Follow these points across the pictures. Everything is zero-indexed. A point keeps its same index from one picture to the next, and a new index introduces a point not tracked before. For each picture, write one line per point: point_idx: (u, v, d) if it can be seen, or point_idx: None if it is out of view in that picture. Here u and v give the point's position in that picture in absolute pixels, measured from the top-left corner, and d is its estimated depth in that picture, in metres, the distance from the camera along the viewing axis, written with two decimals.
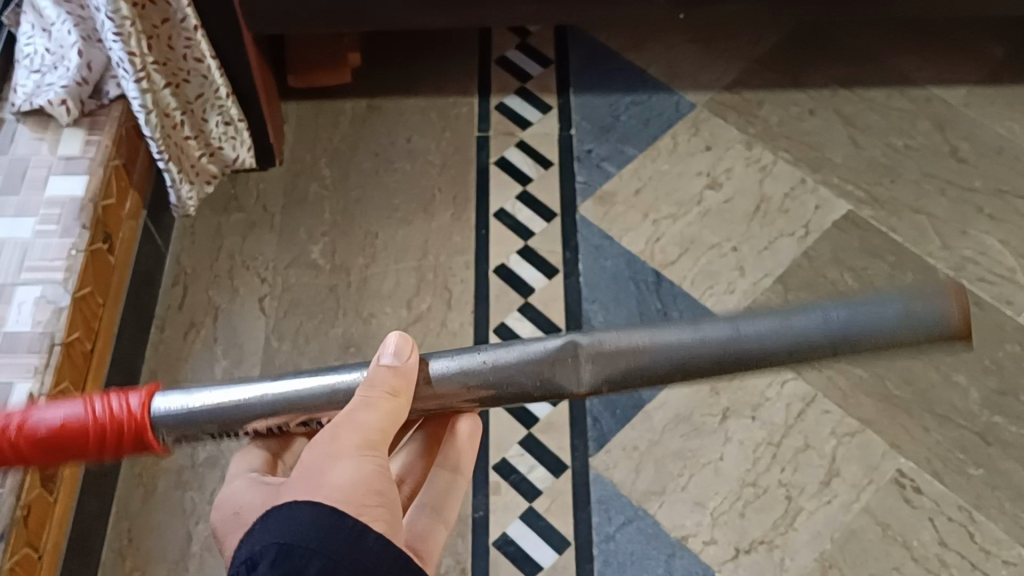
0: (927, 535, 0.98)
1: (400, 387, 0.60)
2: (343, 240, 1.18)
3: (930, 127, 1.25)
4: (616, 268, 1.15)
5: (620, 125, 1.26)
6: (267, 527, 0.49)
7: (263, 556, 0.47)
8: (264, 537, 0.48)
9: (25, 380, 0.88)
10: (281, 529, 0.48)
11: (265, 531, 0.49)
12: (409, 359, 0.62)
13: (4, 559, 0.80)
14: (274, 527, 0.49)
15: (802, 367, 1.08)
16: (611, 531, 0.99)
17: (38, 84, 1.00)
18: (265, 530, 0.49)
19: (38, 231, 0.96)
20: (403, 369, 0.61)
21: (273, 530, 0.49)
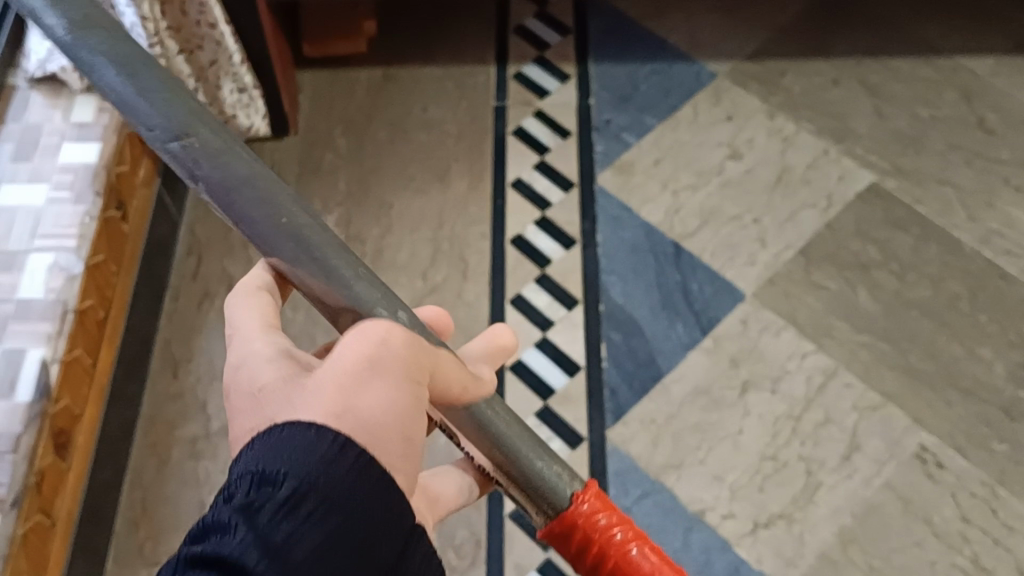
0: (948, 510, 0.96)
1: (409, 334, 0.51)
2: (358, 211, 1.16)
3: (957, 97, 1.22)
4: (635, 240, 1.13)
5: (640, 95, 1.24)
6: (247, 453, 0.42)
7: (231, 488, 0.40)
8: (285, 445, 0.41)
9: (37, 346, 0.87)
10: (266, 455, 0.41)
11: (301, 440, 0.42)
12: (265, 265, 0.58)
13: (18, 525, 0.80)
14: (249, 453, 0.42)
15: (823, 341, 1.06)
16: (628, 504, 0.97)
17: (51, 50, 0.99)
18: (242, 460, 0.42)
19: (52, 198, 0.96)
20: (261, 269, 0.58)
21: (312, 450, 0.41)
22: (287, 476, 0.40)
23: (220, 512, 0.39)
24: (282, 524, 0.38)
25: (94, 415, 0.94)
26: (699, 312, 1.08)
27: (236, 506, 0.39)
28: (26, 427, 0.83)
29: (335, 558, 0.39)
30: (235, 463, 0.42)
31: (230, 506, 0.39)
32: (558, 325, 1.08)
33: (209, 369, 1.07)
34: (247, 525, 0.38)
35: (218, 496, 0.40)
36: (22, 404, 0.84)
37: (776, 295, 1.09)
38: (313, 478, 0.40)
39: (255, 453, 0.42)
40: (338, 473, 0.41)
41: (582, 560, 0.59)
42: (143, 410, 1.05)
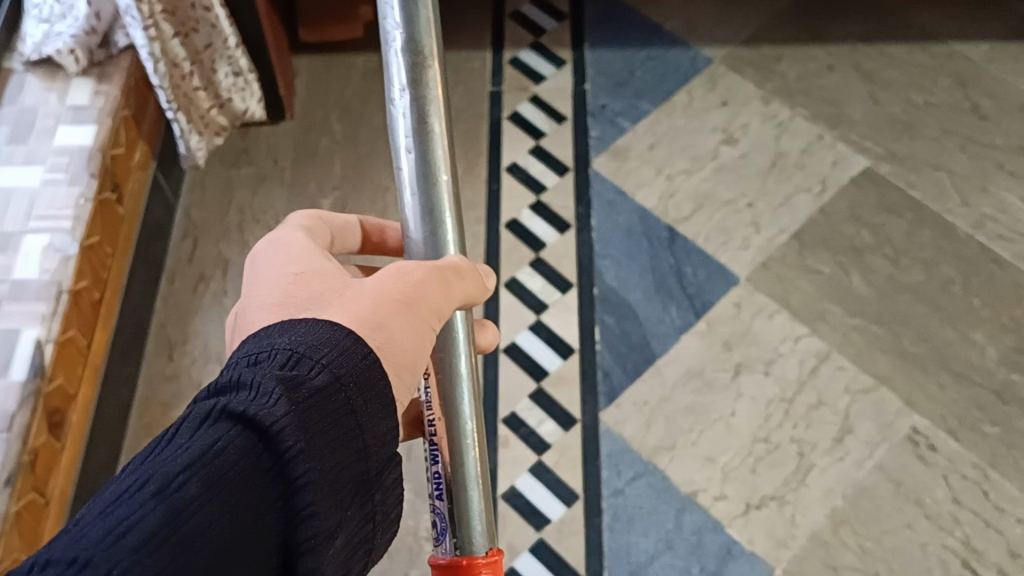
0: (940, 492, 0.96)
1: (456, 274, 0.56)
2: (354, 195, 1.17)
3: (951, 83, 1.22)
4: (630, 224, 1.13)
5: (636, 80, 1.24)
6: (287, 331, 0.46)
7: (269, 355, 0.44)
8: (326, 343, 0.46)
9: (31, 326, 0.88)
10: (307, 338, 0.45)
11: (336, 342, 0.46)
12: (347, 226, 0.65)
13: (12, 503, 0.81)
14: (288, 331, 0.46)
15: (816, 324, 1.06)
16: (621, 485, 0.98)
17: (47, 33, 0.99)
18: (281, 335, 0.46)
19: (47, 180, 0.96)
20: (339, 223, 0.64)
21: (342, 355, 0.45)
22: (320, 370, 0.44)
23: (261, 378, 0.42)
24: (317, 405, 0.42)
25: (89, 395, 0.95)
26: (692, 295, 1.09)
27: (277, 378, 0.42)
28: (21, 406, 0.84)
29: (346, 454, 0.43)
30: (260, 342, 0.45)
31: (271, 376, 0.42)
32: (552, 308, 1.08)
33: (205, 351, 1.08)
34: (287, 399, 0.41)
35: (246, 363, 0.43)
36: (17, 384, 0.84)
37: (770, 279, 1.09)
38: (338, 377, 0.44)
39: (285, 337, 0.45)
40: (359, 382, 0.45)
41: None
42: (139, 391, 1.05)
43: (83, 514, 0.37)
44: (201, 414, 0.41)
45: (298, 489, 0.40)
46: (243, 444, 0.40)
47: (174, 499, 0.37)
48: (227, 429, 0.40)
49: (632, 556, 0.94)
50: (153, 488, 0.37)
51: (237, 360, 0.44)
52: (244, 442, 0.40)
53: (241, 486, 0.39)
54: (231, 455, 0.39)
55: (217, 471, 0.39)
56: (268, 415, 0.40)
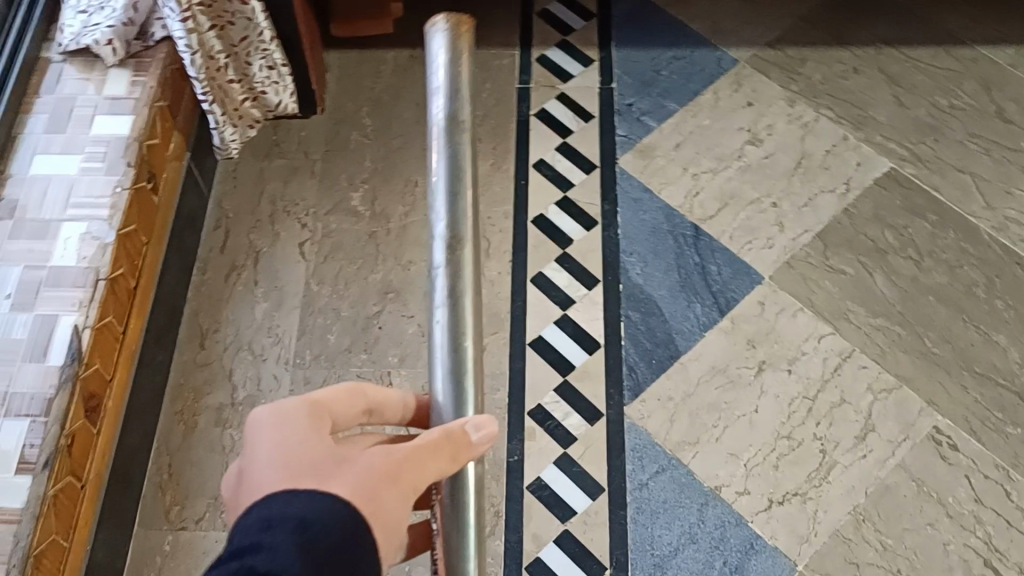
0: (962, 492, 0.98)
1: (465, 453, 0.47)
2: (383, 188, 1.18)
3: (976, 87, 1.23)
4: (655, 221, 1.15)
5: (663, 80, 1.25)
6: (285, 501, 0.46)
7: (279, 522, 0.44)
8: (328, 517, 0.45)
9: (70, 312, 0.90)
10: (305, 510, 0.45)
11: (340, 513, 0.45)
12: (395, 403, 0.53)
13: (49, 486, 0.82)
14: (290, 501, 0.46)
15: (839, 323, 1.07)
16: (645, 479, 0.99)
17: (85, 24, 1.02)
18: (281, 504, 0.45)
19: (84, 168, 0.98)
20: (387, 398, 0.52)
21: (345, 533, 0.45)
22: (329, 536, 0.44)
23: (276, 542, 0.43)
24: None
25: (124, 380, 0.96)
26: (717, 293, 1.10)
27: (292, 539, 0.43)
28: (59, 390, 0.86)
29: None
30: (269, 505, 0.46)
31: (288, 538, 0.43)
32: (578, 303, 1.09)
33: (236, 340, 1.09)
34: (305, 559, 0.42)
35: (261, 525, 0.44)
36: (55, 368, 0.86)
37: (794, 278, 1.10)
38: (347, 538, 0.45)
39: (295, 505, 0.45)
40: (363, 543, 0.45)
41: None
42: (170, 379, 1.07)
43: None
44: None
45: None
46: None
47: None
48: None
49: (655, 549, 0.96)
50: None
51: (250, 524, 0.44)
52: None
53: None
54: None
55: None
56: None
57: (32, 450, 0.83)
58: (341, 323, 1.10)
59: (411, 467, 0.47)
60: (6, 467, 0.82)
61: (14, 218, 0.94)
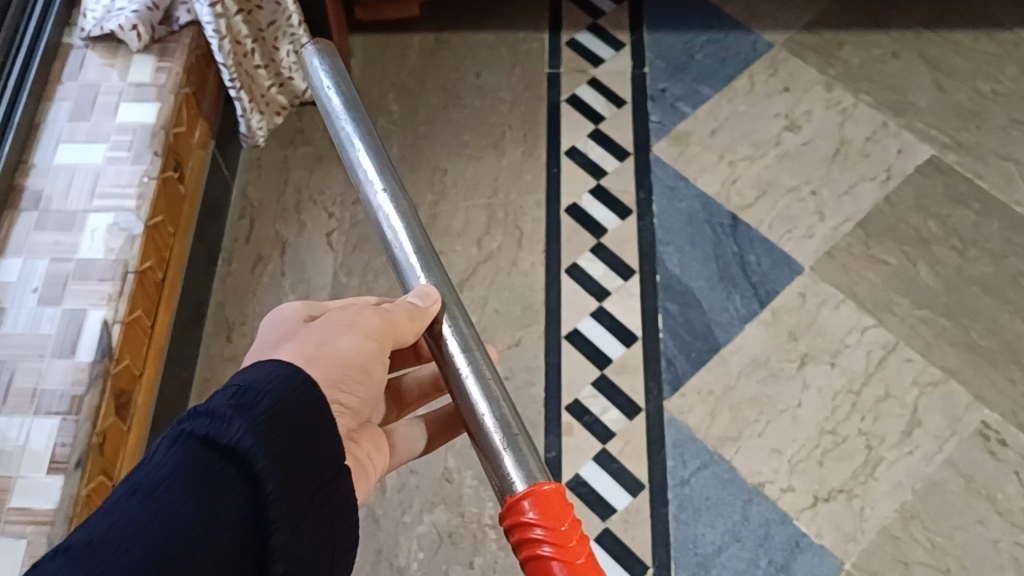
0: (1012, 488, 0.95)
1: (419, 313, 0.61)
2: (412, 176, 1.16)
3: (1019, 72, 1.20)
4: (692, 210, 1.12)
5: (696, 64, 1.22)
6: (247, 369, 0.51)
7: (220, 392, 0.48)
8: (273, 377, 0.50)
9: (98, 306, 0.87)
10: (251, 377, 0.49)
11: (282, 372, 0.50)
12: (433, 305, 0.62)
13: (82, 486, 0.80)
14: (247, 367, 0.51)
15: (883, 315, 1.05)
16: (686, 475, 0.97)
17: (108, 9, 0.98)
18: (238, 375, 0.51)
19: (110, 157, 0.95)
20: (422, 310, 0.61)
21: (284, 390, 0.49)
22: (265, 396, 0.48)
23: (214, 408, 0.46)
24: (267, 430, 0.47)
25: (152, 376, 0.94)
26: (756, 284, 1.07)
27: (228, 401, 0.47)
28: (90, 387, 0.83)
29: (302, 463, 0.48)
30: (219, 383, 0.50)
31: (224, 401, 0.47)
32: (614, 295, 1.07)
33: None
34: (242, 417, 0.46)
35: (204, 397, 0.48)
36: (84, 364, 0.84)
37: (835, 269, 1.08)
38: (284, 396, 0.48)
39: (245, 375, 0.50)
40: (302, 402, 0.49)
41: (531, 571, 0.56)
42: (197, 373, 1.05)
43: (73, 534, 0.42)
44: (167, 440, 0.45)
45: (260, 486, 0.45)
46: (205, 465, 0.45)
47: (146, 514, 0.42)
48: (187, 451, 0.45)
49: (698, 547, 0.94)
50: (135, 502, 0.43)
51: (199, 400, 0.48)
52: (209, 461, 0.45)
53: (211, 497, 0.44)
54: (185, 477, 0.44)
55: (186, 486, 0.44)
56: (223, 436, 0.45)
57: (63, 449, 0.80)
58: None
59: (367, 318, 0.60)
60: (37, 467, 0.79)
61: (39, 209, 0.92)
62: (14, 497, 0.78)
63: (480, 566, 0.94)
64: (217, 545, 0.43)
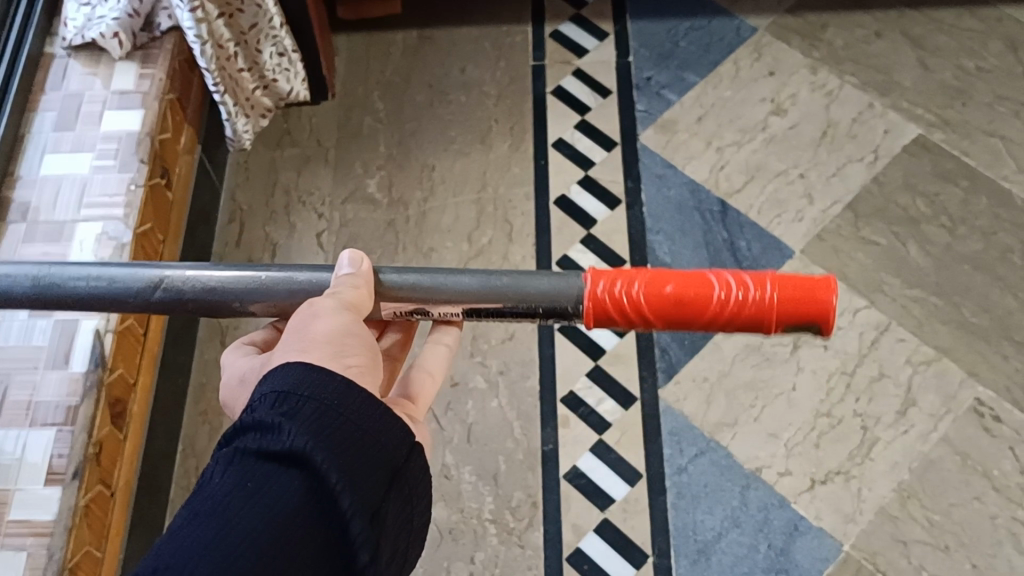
0: (1007, 464, 0.95)
1: (361, 284, 0.64)
2: (400, 174, 1.16)
3: (1002, 48, 1.20)
4: (681, 198, 1.12)
5: (681, 51, 1.22)
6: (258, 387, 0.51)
7: (259, 403, 0.49)
8: (293, 376, 0.50)
9: (90, 316, 0.87)
10: (278, 385, 0.49)
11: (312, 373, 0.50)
12: (364, 268, 0.65)
13: (80, 497, 0.80)
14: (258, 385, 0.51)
15: (874, 296, 1.05)
16: (684, 463, 0.97)
17: (89, 17, 0.98)
18: (258, 390, 0.50)
19: (96, 167, 0.95)
20: (359, 276, 0.64)
21: (317, 386, 0.49)
22: (308, 399, 0.48)
23: (262, 418, 0.47)
24: (318, 427, 0.47)
25: (147, 384, 0.93)
26: (748, 269, 1.07)
27: (273, 411, 0.47)
28: (84, 398, 0.83)
29: (363, 457, 0.48)
30: (253, 395, 0.50)
31: (269, 412, 0.47)
32: None
33: None
34: (292, 422, 0.46)
35: (247, 411, 0.49)
36: (78, 375, 0.84)
37: (826, 251, 1.08)
38: (325, 398, 0.48)
39: (275, 381, 0.50)
40: (347, 395, 0.49)
41: (674, 320, 0.61)
42: (192, 378, 1.05)
43: (148, 558, 0.43)
44: (222, 460, 0.46)
45: (326, 482, 0.45)
46: (266, 472, 0.45)
47: (213, 531, 0.43)
48: (239, 470, 0.45)
49: (698, 534, 0.94)
50: (201, 523, 0.43)
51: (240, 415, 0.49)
52: (265, 470, 0.45)
53: (274, 505, 0.44)
54: (249, 486, 0.44)
55: (246, 497, 0.44)
56: (278, 441, 0.46)
57: (61, 460, 0.80)
58: None
59: (317, 306, 0.60)
60: (35, 479, 0.79)
61: (27, 220, 0.92)
62: (13, 509, 0.78)
63: (482, 561, 0.94)
64: (294, 545, 0.44)
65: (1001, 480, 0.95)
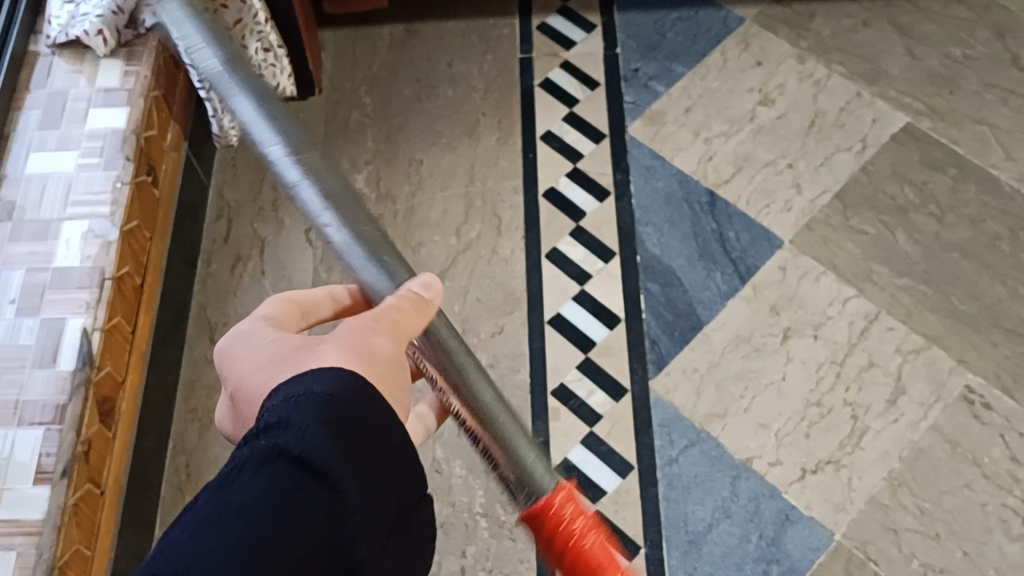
0: (997, 451, 0.96)
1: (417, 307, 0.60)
2: (388, 168, 1.15)
3: (990, 36, 1.20)
4: (669, 189, 1.12)
5: (668, 43, 1.22)
6: (302, 382, 0.45)
7: (304, 400, 0.43)
8: (348, 391, 0.44)
9: (77, 314, 0.87)
10: (325, 386, 0.44)
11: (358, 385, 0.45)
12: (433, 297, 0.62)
13: (68, 495, 0.80)
14: (310, 378, 0.45)
15: (863, 286, 1.05)
16: (674, 454, 0.97)
17: (73, 15, 0.97)
18: (299, 386, 0.44)
19: (82, 164, 0.94)
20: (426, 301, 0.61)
21: (365, 405, 0.44)
22: (352, 417, 0.43)
23: (298, 418, 0.42)
24: (355, 453, 0.42)
25: (135, 381, 0.94)
26: (736, 260, 1.07)
27: (316, 416, 0.42)
28: (72, 396, 0.83)
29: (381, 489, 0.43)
30: (293, 388, 0.44)
31: (310, 414, 0.42)
32: (595, 278, 1.07)
33: None
34: (331, 438, 0.41)
35: (284, 403, 0.43)
36: (65, 373, 0.83)
37: (815, 241, 1.08)
38: (365, 418, 0.44)
39: (318, 381, 0.44)
40: (383, 421, 0.45)
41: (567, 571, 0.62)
42: (182, 375, 1.05)
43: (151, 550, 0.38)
44: (253, 453, 0.40)
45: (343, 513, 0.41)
46: (293, 484, 0.40)
47: (236, 538, 0.38)
48: (274, 471, 0.40)
49: (689, 526, 0.94)
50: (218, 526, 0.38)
51: (276, 403, 0.43)
52: (296, 483, 0.40)
53: (297, 527, 0.39)
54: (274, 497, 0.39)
55: (272, 509, 0.39)
56: (316, 455, 0.41)
57: (50, 459, 0.80)
58: None
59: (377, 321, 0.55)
60: (23, 478, 0.79)
61: (13, 219, 0.91)
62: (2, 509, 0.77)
63: (473, 555, 0.94)
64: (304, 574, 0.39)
65: (990, 467, 0.95)
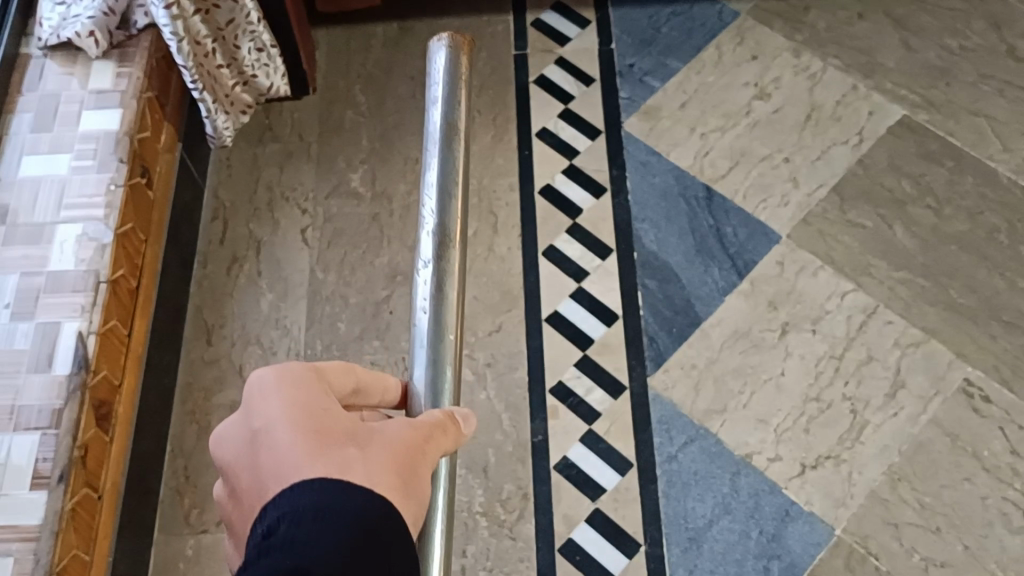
0: (997, 444, 0.95)
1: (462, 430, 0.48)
2: (383, 167, 1.15)
3: (985, 26, 1.19)
4: (666, 185, 1.11)
5: (662, 38, 1.21)
6: (331, 528, 0.36)
7: (328, 556, 0.35)
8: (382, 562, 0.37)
9: (72, 319, 0.86)
10: (349, 547, 0.36)
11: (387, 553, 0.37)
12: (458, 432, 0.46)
13: (66, 500, 0.79)
14: (344, 529, 0.36)
15: (861, 279, 1.05)
16: (674, 451, 0.97)
17: (64, 16, 0.97)
18: (323, 526, 0.36)
19: (75, 167, 0.94)
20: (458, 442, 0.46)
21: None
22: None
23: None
24: None
25: (133, 384, 0.93)
26: (734, 255, 1.07)
27: (336, 566, 0.36)
28: (68, 401, 0.82)
29: None
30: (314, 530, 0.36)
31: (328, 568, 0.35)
32: (592, 275, 1.07)
33: (243, 333, 1.06)
34: None
35: (294, 545, 0.36)
36: (61, 378, 0.83)
37: (812, 235, 1.07)
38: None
39: (342, 525, 0.37)
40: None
41: None
42: (179, 378, 1.04)
43: None
44: None
45: None
46: None
47: None
48: None
49: (689, 522, 0.94)
50: None
51: (290, 540, 0.36)
52: None
53: None
54: None
55: None
56: None
57: (46, 464, 0.80)
58: (350, 310, 1.07)
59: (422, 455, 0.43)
60: (20, 484, 0.79)
61: (6, 223, 0.90)
62: None
63: (473, 554, 0.94)
64: None
65: (990, 460, 0.95)
